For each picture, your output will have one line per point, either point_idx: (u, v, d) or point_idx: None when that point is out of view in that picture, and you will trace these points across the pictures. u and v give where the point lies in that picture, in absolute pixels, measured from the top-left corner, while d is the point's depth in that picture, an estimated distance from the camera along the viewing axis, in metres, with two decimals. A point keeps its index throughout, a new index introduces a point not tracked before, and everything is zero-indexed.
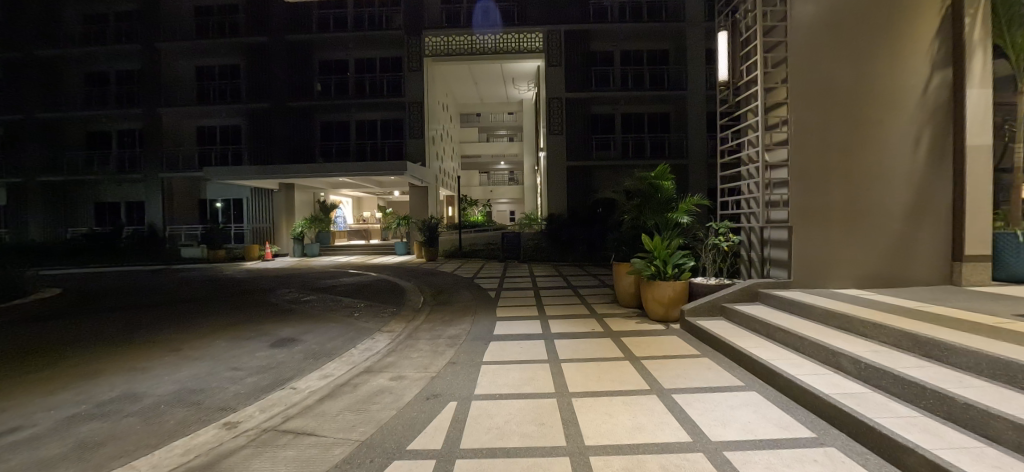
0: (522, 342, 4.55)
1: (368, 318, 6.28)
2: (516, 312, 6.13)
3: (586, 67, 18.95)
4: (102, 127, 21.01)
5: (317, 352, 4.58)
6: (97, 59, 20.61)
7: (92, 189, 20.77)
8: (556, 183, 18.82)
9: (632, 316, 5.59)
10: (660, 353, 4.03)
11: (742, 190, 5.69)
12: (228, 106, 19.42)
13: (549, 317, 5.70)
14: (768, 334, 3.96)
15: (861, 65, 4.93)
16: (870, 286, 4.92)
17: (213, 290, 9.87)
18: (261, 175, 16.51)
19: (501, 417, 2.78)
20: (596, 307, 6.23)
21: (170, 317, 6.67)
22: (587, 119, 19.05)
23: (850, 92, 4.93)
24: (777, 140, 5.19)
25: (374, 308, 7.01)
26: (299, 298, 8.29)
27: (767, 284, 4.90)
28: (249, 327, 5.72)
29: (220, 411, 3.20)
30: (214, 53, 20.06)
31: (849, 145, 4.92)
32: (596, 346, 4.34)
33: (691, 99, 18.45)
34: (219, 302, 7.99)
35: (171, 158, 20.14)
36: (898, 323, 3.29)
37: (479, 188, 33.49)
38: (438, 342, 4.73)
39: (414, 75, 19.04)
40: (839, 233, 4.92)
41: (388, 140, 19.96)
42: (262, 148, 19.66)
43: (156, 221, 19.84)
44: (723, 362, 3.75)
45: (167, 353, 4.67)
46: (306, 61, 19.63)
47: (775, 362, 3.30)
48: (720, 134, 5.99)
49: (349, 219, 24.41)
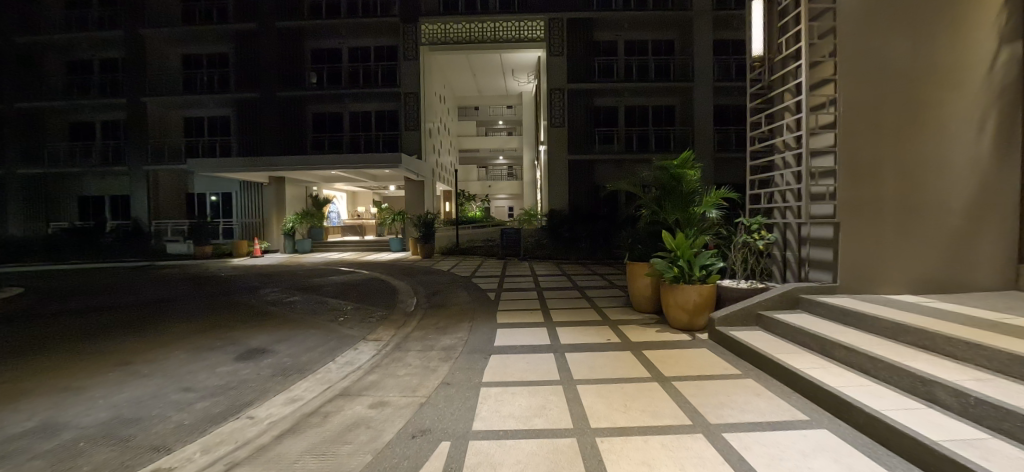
0: (528, 357, 3.90)
1: (352, 323, 5.59)
2: (519, 318, 5.47)
3: (590, 57, 18.18)
4: (84, 117, 20.06)
5: (287, 368, 3.91)
6: (78, 46, 19.65)
7: (74, 183, 19.92)
8: (557, 177, 18.15)
9: (651, 323, 4.97)
10: (694, 372, 3.38)
11: (776, 182, 5.03)
12: (215, 96, 18.53)
13: (557, 325, 5.04)
14: (823, 349, 3.33)
15: (919, 38, 4.27)
16: (927, 292, 4.27)
17: (191, 289, 9.13)
18: (249, 168, 15.78)
19: (507, 467, 2.13)
20: (608, 312, 5.57)
21: (133, 321, 5.98)
22: (591, 111, 18.29)
23: (905, 67, 4.26)
24: (822, 124, 4.49)
25: (360, 312, 6.32)
26: (281, 298, 7.60)
27: (809, 288, 4.27)
28: (217, 335, 5.05)
29: (151, 452, 2.53)
30: (201, 41, 19.16)
31: (905, 130, 4.26)
32: (616, 362, 3.69)
33: (698, 91, 17.76)
34: (195, 303, 7.32)
35: (156, 149, 19.26)
36: (1000, 342, 2.62)
37: (477, 183, 32.71)
38: (430, 355, 4.06)
39: (410, 64, 18.28)
40: (893, 229, 4.26)
41: (383, 132, 19.21)
42: (251, 139, 18.76)
43: (140, 215, 18.98)
44: (774, 385, 3.11)
45: (113, 368, 3.99)
46: (298, 48, 18.78)
47: (845, 390, 2.67)
48: (751, 118, 5.31)
49: (343, 214, 23.72)
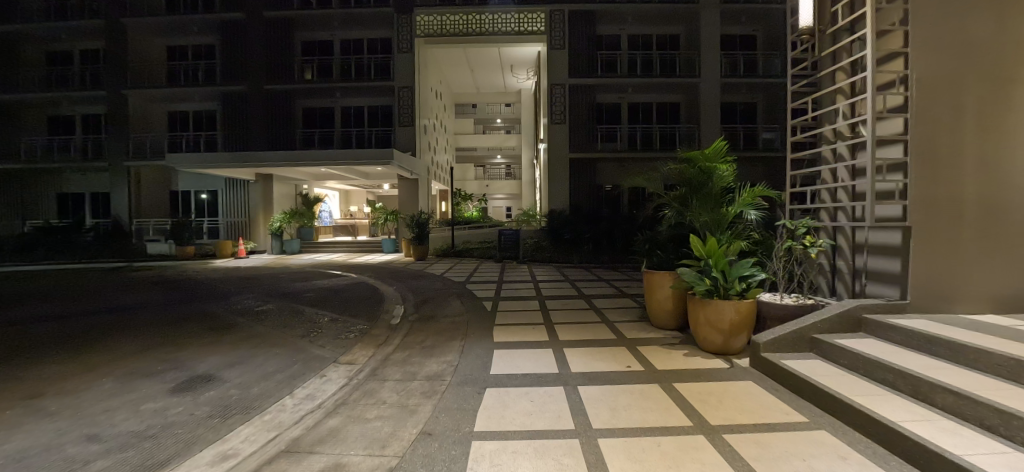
0: (533, 392, 3.12)
1: (325, 341, 4.78)
2: (520, 335, 4.68)
3: (593, 51, 17.40)
4: (63, 111, 19.15)
5: (230, 405, 3.10)
6: (57, 36, 18.70)
7: (52, 180, 18.94)
8: (558, 175, 17.41)
9: (677, 343, 4.22)
10: (748, 420, 2.61)
11: (824, 178, 4.30)
12: (199, 89, 17.66)
13: (565, 345, 4.26)
14: (918, 391, 2.57)
15: (1007, 3, 3.52)
16: (1010, 312, 3.54)
17: (157, 295, 8.26)
18: (234, 164, 14.93)
19: None
20: (622, 329, 4.81)
21: (71, 335, 5.12)
22: (593, 107, 17.56)
23: (989, 39, 3.51)
24: (891, 107, 3.73)
25: (338, 325, 5.51)
26: (253, 307, 6.78)
27: (874, 306, 3.53)
28: (160, 357, 4.22)
29: None
30: (185, 31, 18.28)
31: (987, 113, 3.51)
32: (645, 402, 2.90)
33: (705, 86, 16.99)
34: (156, 312, 6.51)
35: (138, 144, 18.31)
36: None
37: (475, 182, 31.89)
38: (411, 388, 3.25)
39: (405, 57, 17.49)
40: (974, 235, 3.50)
41: (376, 127, 18.42)
42: (238, 134, 17.90)
43: (121, 213, 18.06)
44: (864, 444, 2.32)
45: (11, 404, 3.16)
46: (288, 39, 17.95)
47: (984, 462, 1.90)
48: (793, 105, 4.57)
49: (335, 213, 22.91)
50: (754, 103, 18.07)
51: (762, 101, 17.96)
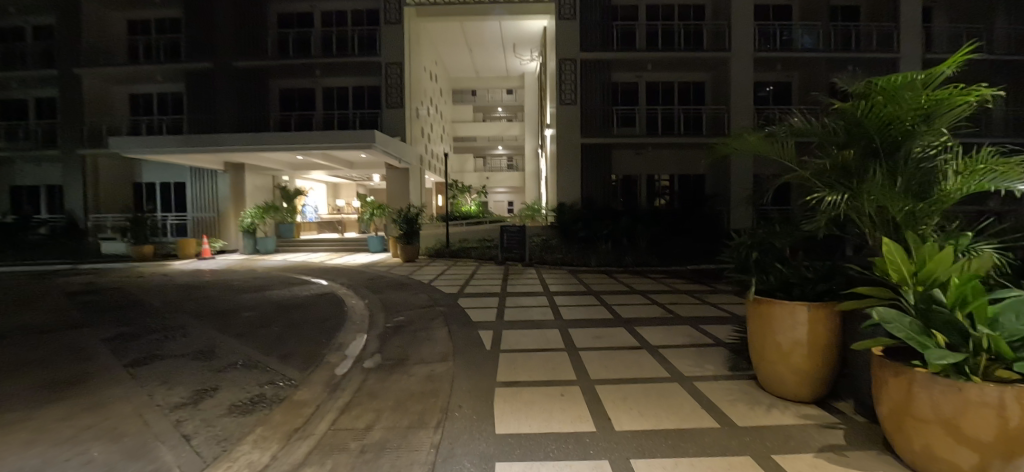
0: None
1: (197, 425, 2.69)
2: (544, 415, 2.63)
3: (608, 20, 15.19)
4: (18, 94, 17.26)
5: None
6: (5, 10, 16.64)
7: (4, 170, 17.02)
8: (568, 164, 15.28)
9: (850, 452, 2.14)
10: None
11: None
12: (161, 69, 15.60)
13: (631, 450, 2.20)
14: None
15: None
16: None
17: (50, 313, 6.25)
18: (190, 148, 12.73)
19: None
20: (718, 402, 2.73)
21: None
22: (608, 86, 15.39)
23: None
24: None
25: (246, 381, 3.43)
26: (151, 339, 4.72)
27: None
28: None
29: None
30: (147, 3, 16.24)
31: None
32: None
33: (737, 61, 14.65)
34: (8, 347, 4.50)
35: (94, 130, 16.19)
36: None
37: (474, 174, 29.47)
38: None
39: (393, 28, 15.29)
40: None
41: (362, 110, 16.32)
42: (205, 118, 15.86)
43: (75, 208, 15.99)
44: None
45: None
46: (259, 10, 15.73)
47: None
48: None
49: (321, 208, 20.92)
50: (789, 82, 15.94)
51: (798, 78, 15.84)
